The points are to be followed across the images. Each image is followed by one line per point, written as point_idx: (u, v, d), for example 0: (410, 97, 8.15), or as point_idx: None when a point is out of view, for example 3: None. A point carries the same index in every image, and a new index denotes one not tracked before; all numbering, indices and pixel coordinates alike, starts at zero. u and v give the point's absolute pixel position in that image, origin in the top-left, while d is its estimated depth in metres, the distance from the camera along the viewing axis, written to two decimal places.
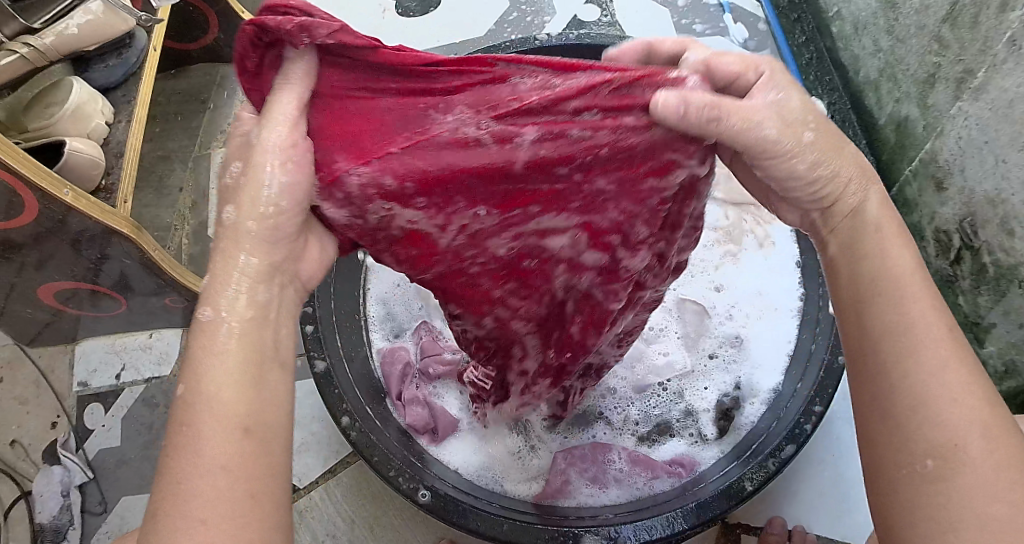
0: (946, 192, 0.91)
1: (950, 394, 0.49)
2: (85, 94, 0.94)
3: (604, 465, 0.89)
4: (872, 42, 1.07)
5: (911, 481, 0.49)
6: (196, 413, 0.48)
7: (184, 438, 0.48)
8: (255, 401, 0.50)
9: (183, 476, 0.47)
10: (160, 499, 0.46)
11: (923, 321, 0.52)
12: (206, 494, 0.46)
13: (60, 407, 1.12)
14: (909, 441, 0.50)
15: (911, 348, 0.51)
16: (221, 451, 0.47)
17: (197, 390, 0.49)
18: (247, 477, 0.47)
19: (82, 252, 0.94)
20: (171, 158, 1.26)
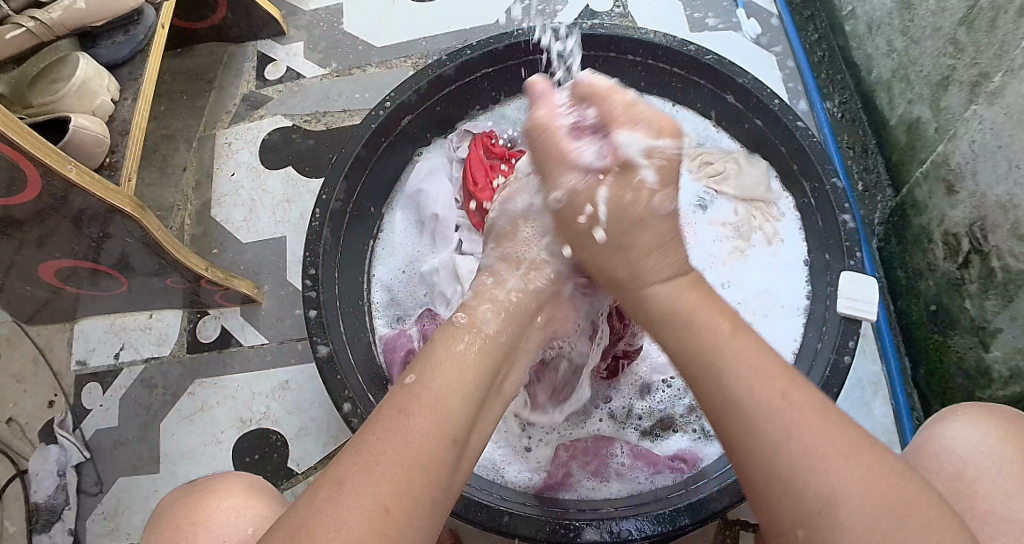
0: (956, 195, 0.91)
1: (798, 438, 0.52)
2: (91, 70, 0.93)
3: (606, 458, 0.89)
4: (886, 42, 1.06)
5: (792, 535, 0.51)
6: (416, 404, 0.56)
7: (368, 439, 0.55)
8: (465, 415, 0.57)
9: (357, 474, 0.52)
10: (342, 476, 0.53)
11: (751, 372, 0.55)
12: (380, 490, 0.52)
13: (58, 386, 1.11)
14: (778, 490, 0.52)
15: (753, 397, 0.54)
16: (397, 460, 0.53)
17: (423, 388, 0.57)
18: (416, 486, 0.53)
19: (84, 230, 0.93)
20: (175, 137, 1.25)
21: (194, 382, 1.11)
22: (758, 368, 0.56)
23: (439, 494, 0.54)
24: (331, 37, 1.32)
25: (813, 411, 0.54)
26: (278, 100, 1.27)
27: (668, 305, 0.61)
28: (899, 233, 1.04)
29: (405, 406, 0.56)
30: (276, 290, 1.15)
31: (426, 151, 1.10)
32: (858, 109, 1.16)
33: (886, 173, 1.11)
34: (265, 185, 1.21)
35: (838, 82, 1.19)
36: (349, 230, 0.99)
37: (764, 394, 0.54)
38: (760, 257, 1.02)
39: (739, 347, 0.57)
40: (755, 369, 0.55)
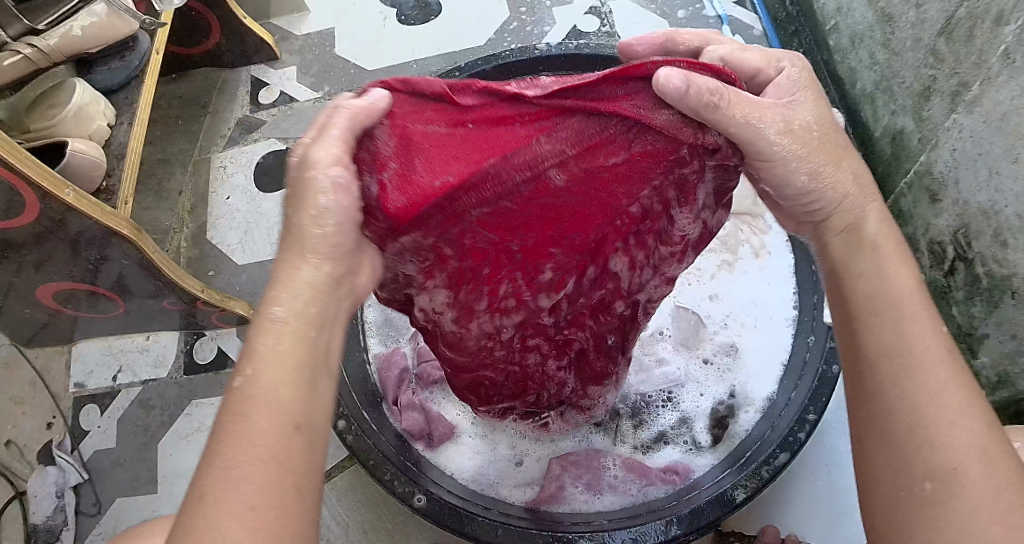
0: (940, 203, 0.92)
1: (951, 404, 0.51)
2: (86, 96, 0.94)
3: (599, 471, 0.90)
4: (868, 56, 1.08)
5: (915, 486, 0.50)
6: (249, 402, 0.49)
7: (218, 450, 0.47)
8: (305, 399, 0.51)
9: (217, 497, 0.46)
10: (204, 488, 0.46)
11: (924, 352, 0.53)
12: (245, 493, 0.46)
13: (57, 408, 1.13)
14: (896, 448, 0.52)
15: (926, 348, 0.53)
16: (261, 459, 0.47)
17: (253, 386, 0.49)
18: (283, 478, 0.47)
19: (82, 253, 0.94)
20: (171, 161, 1.27)
21: (191, 403, 1.11)
22: (930, 327, 0.54)
23: (301, 485, 0.48)
24: (324, 60, 1.34)
25: (966, 390, 0.52)
26: (272, 123, 1.30)
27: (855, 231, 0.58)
28: None
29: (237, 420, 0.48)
30: None
31: None
32: (843, 122, 1.18)
33: None
34: (260, 207, 1.23)
35: None
36: None
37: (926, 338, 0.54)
38: (749, 269, 1.05)
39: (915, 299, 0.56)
40: (929, 331, 0.54)
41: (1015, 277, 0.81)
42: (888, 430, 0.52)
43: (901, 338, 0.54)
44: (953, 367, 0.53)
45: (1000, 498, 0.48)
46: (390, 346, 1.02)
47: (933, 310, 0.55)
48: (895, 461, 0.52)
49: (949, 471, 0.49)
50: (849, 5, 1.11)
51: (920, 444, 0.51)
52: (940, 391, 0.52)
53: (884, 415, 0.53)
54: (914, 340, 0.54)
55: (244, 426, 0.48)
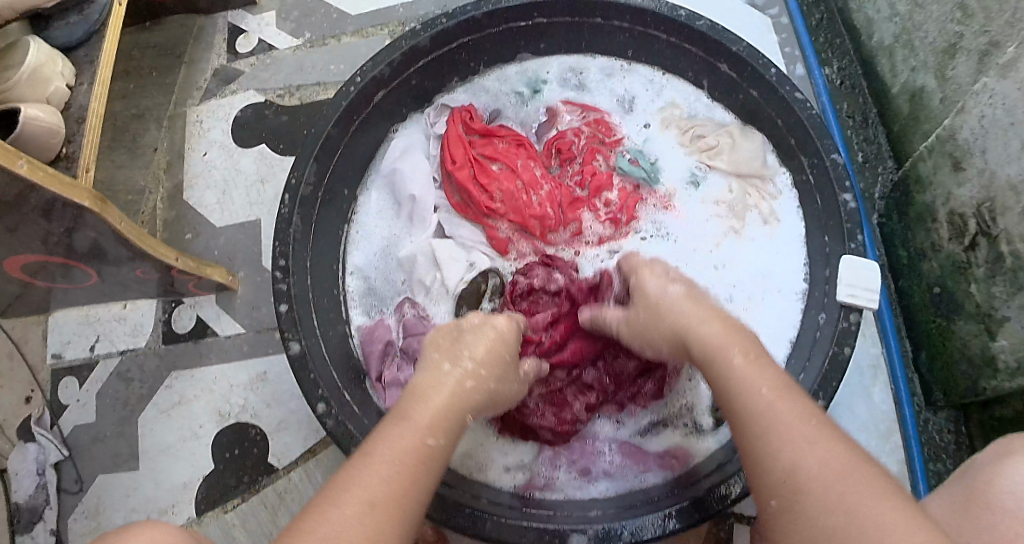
0: (963, 173, 0.85)
1: (795, 432, 0.58)
2: (42, 56, 0.86)
3: (593, 456, 0.87)
4: (889, 5, 0.99)
5: (770, 508, 0.57)
6: (412, 421, 0.65)
7: (348, 480, 0.58)
8: (422, 473, 0.60)
9: (339, 510, 0.56)
10: (318, 509, 0.56)
11: (767, 398, 0.61)
12: (349, 520, 0.55)
13: (34, 381, 1.09)
14: (759, 463, 0.58)
15: (750, 399, 0.61)
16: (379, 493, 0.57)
17: (421, 428, 0.64)
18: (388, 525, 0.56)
19: (53, 222, 0.87)
20: (145, 116, 1.20)
21: (172, 375, 1.07)
22: (759, 381, 0.63)
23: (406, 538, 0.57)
24: (305, 5, 1.25)
25: (797, 415, 0.59)
26: (250, 74, 1.21)
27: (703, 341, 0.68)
28: (900, 210, 0.99)
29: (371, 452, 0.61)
30: (252, 276, 1.10)
31: (400, 128, 1.05)
32: (858, 74, 1.10)
33: (886, 143, 1.05)
34: (238, 163, 1.16)
35: (838, 46, 1.12)
36: (321, 216, 0.94)
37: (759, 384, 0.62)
38: (758, 238, 0.99)
39: (753, 367, 0.64)
40: (758, 380, 0.63)
41: None
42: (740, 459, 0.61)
43: (743, 395, 0.62)
44: (780, 393, 0.61)
45: (863, 502, 0.52)
46: (375, 317, 0.96)
47: (763, 369, 0.64)
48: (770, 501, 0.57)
49: (793, 478, 0.56)
50: None
51: (762, 467, 0.58)
52: (767, 420, 0.59)
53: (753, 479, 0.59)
54: (738, 387, 0.63)
55: (388, 455, 0.61)
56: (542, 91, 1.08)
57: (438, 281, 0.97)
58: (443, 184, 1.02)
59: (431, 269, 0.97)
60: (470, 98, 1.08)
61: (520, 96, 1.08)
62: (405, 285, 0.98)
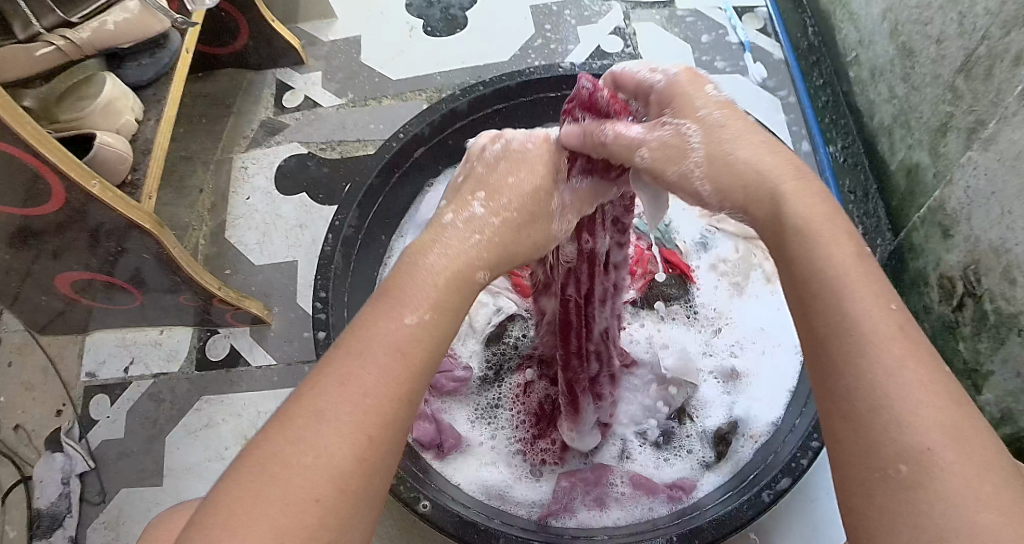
0: (953, 239, 0.94)
1: (905, 366, 0.47)
2: (117, 91, 0.96)
3: (606, 488, 0.94)
4: (887, 89, 1.11)
5: (890, 469, 0.45)
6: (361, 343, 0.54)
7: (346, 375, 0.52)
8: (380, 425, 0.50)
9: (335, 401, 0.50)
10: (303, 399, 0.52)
11: (873, 303, 0.50)
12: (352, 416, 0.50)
13: (66, 396, 1.15)
14: (861, 399, 0.47)
15: (826, 266, 0.53)
16: (388, 388, 0.52)
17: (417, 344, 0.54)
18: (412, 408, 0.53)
19: (99, 246, 0.99)
20: (193, 159, 1.29)
21: (201, 398, 1.13)
22: (877, 298, 0.50)
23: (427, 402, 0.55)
24: (349, 68, 1.37)
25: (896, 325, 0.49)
26: (296, 127, 1.32)
27: (812, 260, 0.53)
28: (896, 276, 1.08)
29: (364, 333, 0.54)
30: (286, 312, 1.18)
31: (434, 183, 1.14)
32: (861, 154, 1.19)
33: (885, 218, 1.14)
34: (279, 210, 1.25)
35: (842, 126, 1.23)
36: (359, 258, 1.02)
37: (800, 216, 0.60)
38: (761, 295, 1.09)
39: (862, 273, 0.52)
40: (881, 315, 0.49)
41: (1021, 315, 0.82)
42: (829, 388, 0.50)
43: (819, 267, 0.52)
44: (855, 261, 0.53)
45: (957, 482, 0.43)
46: None
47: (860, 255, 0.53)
48: (824, 352, 0.50)
49: (892, 429, 0.45)
50: (870, 38, 1.14)
51: (876, 418, 0.46)
52: (854, 308, 0.50)
53: (839, 383, 0.49)
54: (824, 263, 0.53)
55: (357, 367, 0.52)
56: None
57: (467, 323, 1.07)
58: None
59: None
60: None
61: None
62: None
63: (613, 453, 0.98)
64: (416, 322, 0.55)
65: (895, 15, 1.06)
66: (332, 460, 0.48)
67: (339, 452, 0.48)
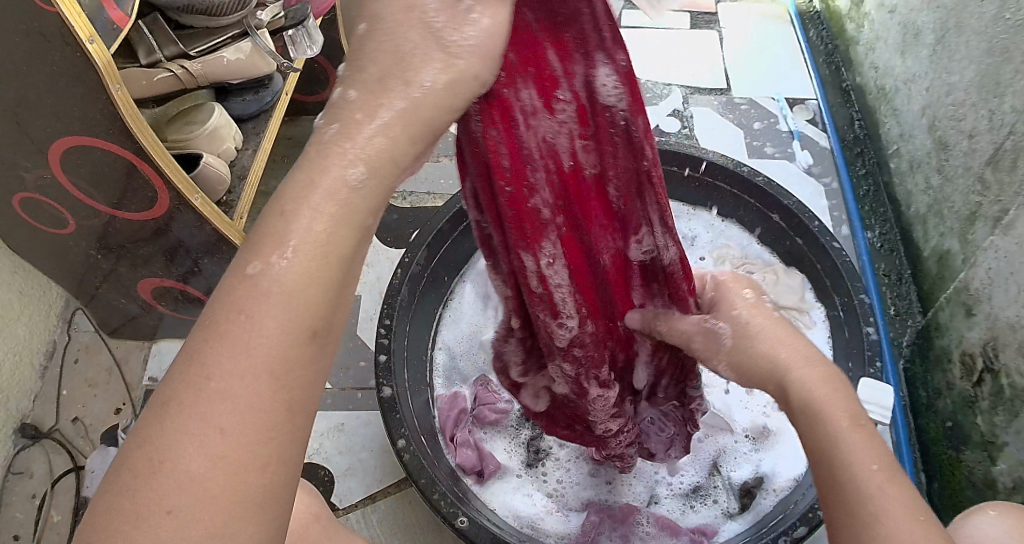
0: (974, 317, 1.01)
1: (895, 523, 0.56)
2: (223, 120, 1.10)
3: (632, 526, 0.99)
4: (924, 180, 1.23)
5: None
6: (255, 295, 0.47)
7: (201, 354, 0.46)
8: (272, 397, 0.46)
9: (184, 394, 0.45)
10: (165, 398, 0.46)
11: (860, 463, 0.60)
12: (218, 408, 0.45)
13: (127, 396, 1.22)
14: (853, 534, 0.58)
15: (831, 428, 0.63)
16: (260, 369, 0.46)
17: (268, 283, 0.47)
18: (293, 389, 0.47)
19: (175, 262, 1.11)
20: (274, 194, 1.42)
21: None
22: (868, 456, 0.61)
23: (313, 373, 0.48)
24: None
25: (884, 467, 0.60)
26: None
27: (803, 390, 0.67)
28: (922, 353, 1.15)
29: (232, 299, 0.47)
30: (346, 339, 1.26)
31: None
32: (896, 241, 1.32)
33: (917, 300, 1.26)
34: None
35: (881, 214, 1.36)
36: (423, 291, 1.12)
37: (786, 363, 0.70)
38: None
39: (858, 436, 0.62)
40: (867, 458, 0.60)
41: None
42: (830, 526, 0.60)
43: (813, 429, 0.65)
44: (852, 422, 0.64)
45: None
46: (453, 389, 1.13)
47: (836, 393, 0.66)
48: (823, 503, 0.62)
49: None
50: (911, 132, 1.27)
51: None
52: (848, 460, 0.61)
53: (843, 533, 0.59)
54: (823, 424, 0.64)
55: (242, 327, 0.46)
56: None
57: None
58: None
59: None
60: None
61: None
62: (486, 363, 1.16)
63: (645, 494, 1.03)
64: (278, 267, 0.47)
65: (934, 111, 1.19)
66: (191, 473, 0.44)
67: (201, 464, 0.44)
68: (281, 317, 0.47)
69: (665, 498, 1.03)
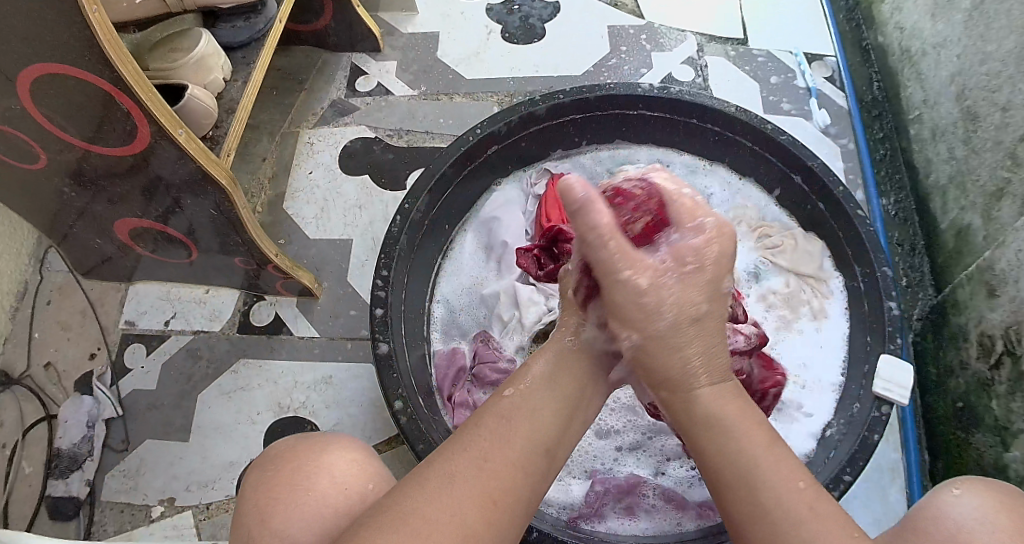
0: (997, 299, 0.97)
1: (822, 539, 0.58)
2: (211, 49, 1.02)
3: (638, 497, 0.97)
4: (947, 149, 1.16)
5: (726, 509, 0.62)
6: (511, 412, 0.64)
7: (469, 441, 0.62)
8: (510, 487, 0.60)
9: (454, 467, 0.59)
10: (432, 472, 0.59)
11: (783, 484, 0.61)
12: (474, 485, 0.58)
13: (102, 341, 1.15)
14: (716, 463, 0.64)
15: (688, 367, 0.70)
16: (504, 459, 0.60)
17: (521, 400, 0.66)
18: (517, 485, 0.60)
19: (154, 200, 1.01)
20: (260, 128, 1.32)
21: (239, 360, 1.14)
22: (790, 476, 0.62)
23: (533, 487, 0.62)
24: (424, 61, 1.40)
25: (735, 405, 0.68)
26: (366, 111, 1.34)
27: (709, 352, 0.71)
28: (935, 328, 1.12)
29: (493, 412, 0.65)
30: (335, 287, 1.19)
31: (504, 182, 1.18)
32: (912, 210, 1.25)
33: (930, 273, 1.18)
34: (341, 188, 1.26)
35: (896, 181, 1.28)
36: (422, 242, 1.05)
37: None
38: (806, 330, 1.09)
39: (773, 459, 0.63)
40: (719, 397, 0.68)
41: None
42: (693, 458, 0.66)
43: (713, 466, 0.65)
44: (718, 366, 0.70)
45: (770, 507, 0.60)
46: (452, 345, 1.07)
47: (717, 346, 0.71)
48: (735, 513, 0.62)
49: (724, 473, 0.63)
50: (936, 99, 1.20)
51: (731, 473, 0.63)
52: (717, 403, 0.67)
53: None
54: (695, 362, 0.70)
55: (500, 428, 0.63)
56: None
57: (516, 319, 1.07)
58: (533, 235, 1.14)
59: (512, 307, 1.08)
60: (569, 169, 1.19)
61: (609, 176, 1.20)
62: (488, 318, 1.09)
63: (650, 464, 1.00)
64: (519, 395, 0.66)
65: (964, 79, 1.12)
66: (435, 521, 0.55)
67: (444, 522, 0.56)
68: (530, 435, 0.63)
69: (673, 468, 1.00)
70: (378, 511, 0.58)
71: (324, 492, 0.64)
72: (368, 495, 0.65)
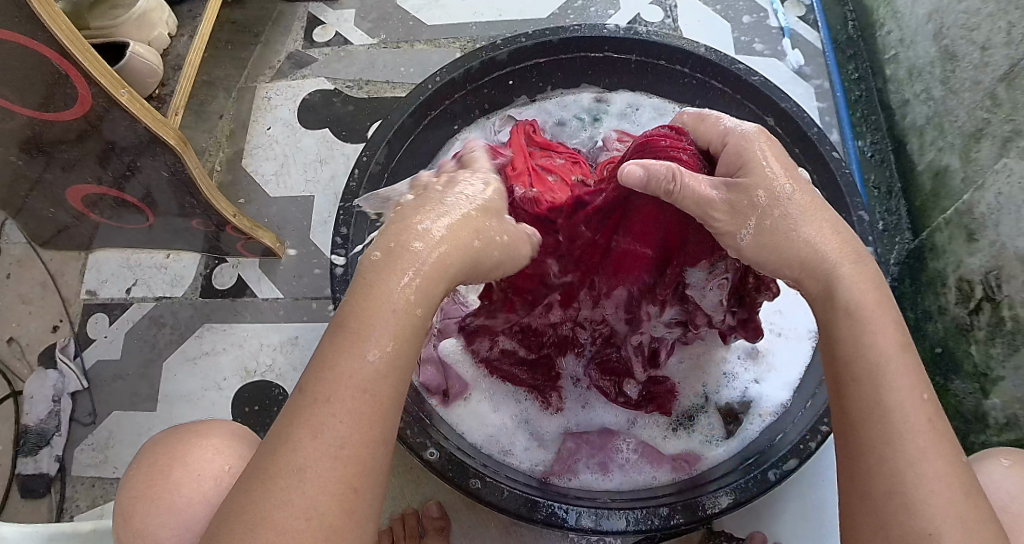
0: (976, 243, 0.94)
1: (931, 462, 0.54)
2: (154, 3, 0.97)
3: (612, 452, 0.95)
4: (924, 90, 1.11)
5: (869, 468, 0.56)
6: (350, 378, 0.54)
7: (324, 424, 0.53)
8: (367, 473, 0.54)
9: (309, 459, 0.52)
10: (278, 470, 0.52)
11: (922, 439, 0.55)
12: (329, 479, 0.52)
13: (64, 312, 1.12)
14: (869, 417, 0.57)
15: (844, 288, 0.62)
16: (362, 439, 0.53)
17: (370, 368, 0.55)
18: (372, 465, 0.54)
19: (108, 166, 0.96)
20: (215, 84, 1.26)
21: (204, 326, 1.11)
22: (914, 389, 0.57)
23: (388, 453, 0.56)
24: (384, 8, 1.34)
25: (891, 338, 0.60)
26: (324, 63, 1.28)
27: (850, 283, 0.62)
28: (911, 273, 1.09)
29: (329, 379, 0.54)
30: (299, 247, 1.15)
31: (466, 131, 1.11)
32: (888, 151, 1.20)
33: (907, 216, 1.15)
34: (301, 143, 1.22)
35: (872, 121, 1.24)
36: None
37: (866, 306, 0.61)
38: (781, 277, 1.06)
39: (917, 412, 0.56)
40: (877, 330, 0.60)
41: None
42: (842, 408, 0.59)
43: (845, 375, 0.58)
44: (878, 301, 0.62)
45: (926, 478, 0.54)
46: None
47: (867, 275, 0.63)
48: (876, 474, 0.55)
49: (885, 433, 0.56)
50: (912, 38, 1.14)
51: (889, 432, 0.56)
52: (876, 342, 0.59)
53: (863, 471, 0.56)
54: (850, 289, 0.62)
55: (356, 402, 0.54)
56: (601, 120, 1.15)
57: None
58: None
59: None
60: (537, 114, 1.15)
61: (580, 123, 1.15)
62: None
63: (620, 418, 0.98)
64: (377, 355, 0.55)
65: (941, 17, 1.07)
66: (292, 526, 0.51)
67: (300, 526, 0.51)
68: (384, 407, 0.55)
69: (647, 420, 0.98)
70: (228, 517, 0.52)
71: (178, 482, 0.67)
72: (224, 476, 0.67)
